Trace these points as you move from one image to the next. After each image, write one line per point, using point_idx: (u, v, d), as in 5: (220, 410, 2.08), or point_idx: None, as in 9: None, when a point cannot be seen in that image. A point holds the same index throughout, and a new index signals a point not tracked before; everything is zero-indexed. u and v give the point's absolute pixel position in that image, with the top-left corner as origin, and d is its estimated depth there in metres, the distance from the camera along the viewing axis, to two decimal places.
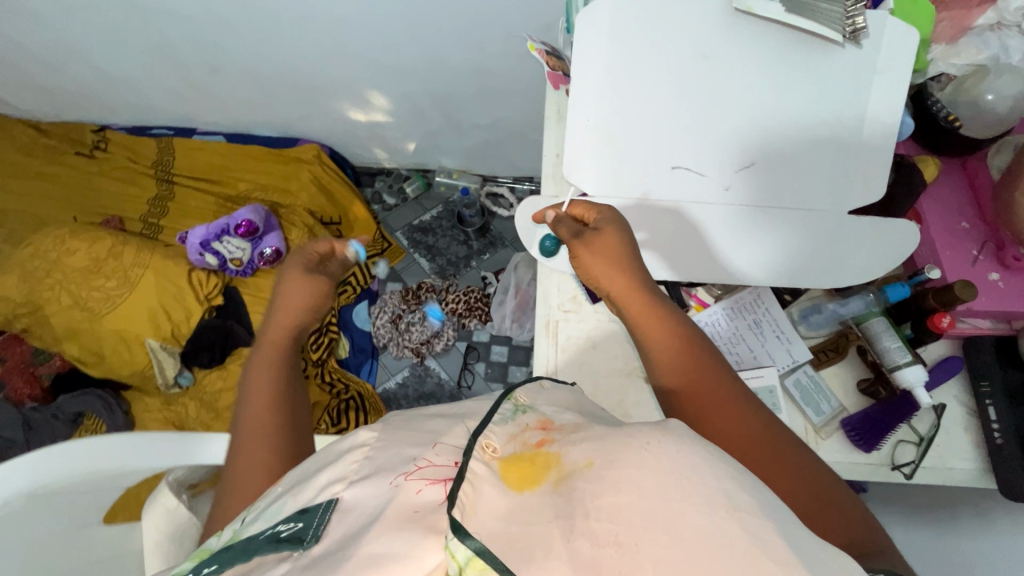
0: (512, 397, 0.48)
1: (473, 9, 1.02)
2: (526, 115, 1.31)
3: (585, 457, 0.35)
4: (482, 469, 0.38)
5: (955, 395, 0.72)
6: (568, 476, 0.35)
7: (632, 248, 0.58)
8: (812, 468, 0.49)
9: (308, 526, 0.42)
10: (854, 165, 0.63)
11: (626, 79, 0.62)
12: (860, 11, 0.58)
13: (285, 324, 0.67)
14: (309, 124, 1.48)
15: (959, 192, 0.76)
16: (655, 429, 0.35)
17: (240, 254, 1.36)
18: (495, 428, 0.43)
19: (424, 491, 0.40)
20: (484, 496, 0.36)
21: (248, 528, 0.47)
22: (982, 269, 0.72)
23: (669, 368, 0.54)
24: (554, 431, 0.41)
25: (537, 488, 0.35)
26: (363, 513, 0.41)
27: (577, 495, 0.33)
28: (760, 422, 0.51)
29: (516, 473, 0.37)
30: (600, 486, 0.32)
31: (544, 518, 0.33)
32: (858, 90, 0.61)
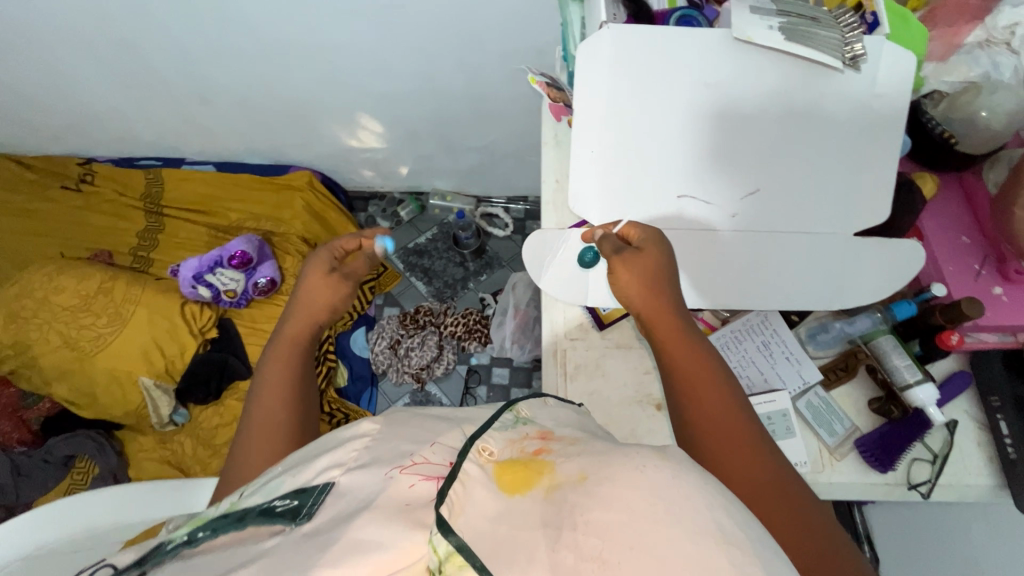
0: (512, 409, 0.44)
1: (467, 35, 1.02)
2: (519, 137, 1.31)
3: (579, 471, 0.32)
4: (476, 470, 0.35)
5: (966, 411, 0.72)
6: (558, 486, 0.31)
7: (667, 268, 0.57)
8: (822, 524, 0.44)
9: (304, 504, 0.38)
10: (857, 187, 0.63)
11: (630, 110, 0.62)
12: (858, 38, 0.59)
13: (306, 321, 0.66)
14: (301, 151, 1.47)
15: (958, 208, 0.77)
16: (653, 453, 0.32)
17: (234, 285, 1.34)
18: (494, 433, 0.39)
19: (418, 485, 0.36)
20: (474, 497, 0.33)
21: (244, 499, 0.41)
22: (985, 284, 0.72)
23: (692, 399, 0.51)
24: (553, 442, 0.38)
25: (530, 492, 0.32)
26: (357, 499, 0.37)
27: (567, 506, 0.29)
28: (779, 472, 0.46)
29: (509, 476, 0.33)
30: (590, 501, 0.29)
31: (529, 525, 0.29)
32: (857, 113, 0.61)
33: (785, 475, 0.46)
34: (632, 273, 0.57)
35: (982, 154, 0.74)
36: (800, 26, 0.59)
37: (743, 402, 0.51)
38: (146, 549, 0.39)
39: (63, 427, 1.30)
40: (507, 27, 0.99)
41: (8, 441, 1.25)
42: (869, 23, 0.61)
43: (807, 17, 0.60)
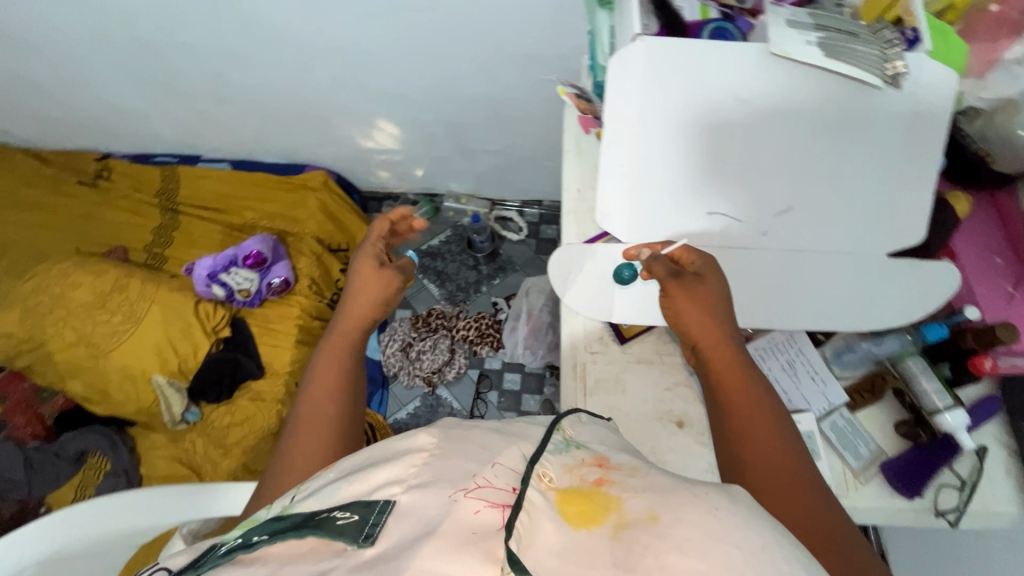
0: (559, 428, 0.43)
1: (487, 41, 1.01)
2: (536, 141, 1.30)
3: (649, 510, 0.32)
4: (540, 499, 0.34)
5: (996, 437, 0.70)
6: (628, 524, 0.32)
7: (725, 301, 0.57)
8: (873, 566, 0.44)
9: (366, 520, 0.35)
10: (893, 207, 0.62)
11: (664, 123, 0.61)
12: (899, 54, 0.57)
13: (359, 314, 0.63)
14: (317, 151, 1.47)
15: (990, 228, 0.75)
16: (722, 495, 0.33)
17: (248, 285, 1.34)
18: (550, 456, 0.38)
19: (483, 513, 0.33)
20: (540, 530, 0.32)
21: (297, 504, 0.40)
22: (1020, 306, 0.69)
23: (746, 436, 0.50)
24: (613, 471, 0.37)
25: (597, 528, 0.32)
26: (420, 522, 0.34)
27: (639, 548, 0.30)
28: (835, 519, 0.45)
29: (574, 507, 0.33)
30: (664, 545, 0.29)
31: (600, 565, 0.29)
32: (895, 131, 0.59)
33: (841, 523, 0.45)
34: (688, 302, 0.56)
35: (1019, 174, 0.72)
36: (838, 41, 0.58)
37: (797, 439, 0.50)
38: (204, 553, 0.38)
39: (75, 422, 1.31)
40: (529, 34, 0.98)
41: (20, 436, 1.25)
42: (910, 38, 0.59)
43: (846, 32, 0.58)
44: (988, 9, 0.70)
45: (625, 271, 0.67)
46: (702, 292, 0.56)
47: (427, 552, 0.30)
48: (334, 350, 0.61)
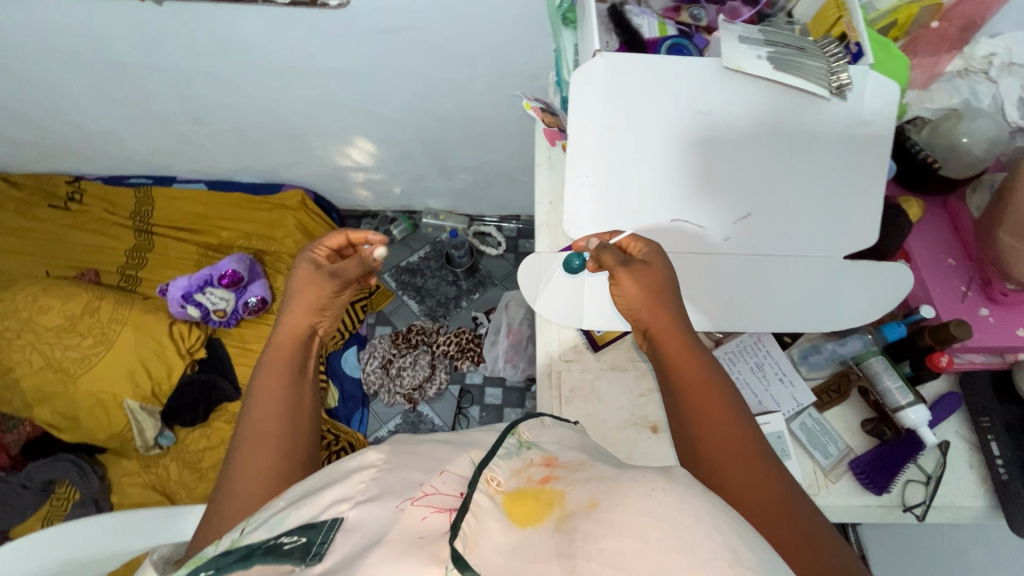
0: (514, 432, 0.43)
1: (461, 60, 1.04)
2: (512, 158, 1.33)
3: (590, 498, 0.34)
4: (487, 502, 0.35)
5: (957, 432, 0.72)
6: (570, 515, 0.33)
7: (672, 287, 0.59)
8: (825, 530, 0.46)
9: (314, 541, 0.36)
10: (847, 211, 0.64)
11: (624, 135, 0.63)
12: (844, 67, 0.60)
13: (303, 320, 0.64)
14: (294, 171, 1.48)
15: (942, 231, 0.78)
16: (660, 476, 0.35)
17: (223, 305, 1.33)
18: (500, 461, 0.39)
19: (429, 518, 0.34)
20: (487, 531, 0.33)
21: (246, 535, 0.39)
22: (971, 305, 0.73)
23: (696, 414, 0.53)
24: (559, 467, 0.38)
25: (541, 525, 0.33)
26: (366, 535, 0.35)
27: (579, 536, 0.31)
28: (781, 490, 0.47)
29: (521, 509, 0.34)
30: (603, 529, 0.31)
31: (545, 557, 0.30)
32: (843, 140, 0.63)
33: (789, 493, 0.48)
34: (639, 290, 0.58)
35: (965, 178, 0.76)
36: (788, 55, 0.61)
37: (745, 414, 0.52)
38: None
39: (42, 451, 1.27)
40: (501, 53, 1.01)
41: None
42: (854, 53, 0.62)
43: (795, 46, 0.62)
44: (929, 26, 0.74)
45: (575, 262, 0.69)
46: (650, 278, 0.58)
47: (371, 560, 0.31)
48: (277, 362, 0.61)
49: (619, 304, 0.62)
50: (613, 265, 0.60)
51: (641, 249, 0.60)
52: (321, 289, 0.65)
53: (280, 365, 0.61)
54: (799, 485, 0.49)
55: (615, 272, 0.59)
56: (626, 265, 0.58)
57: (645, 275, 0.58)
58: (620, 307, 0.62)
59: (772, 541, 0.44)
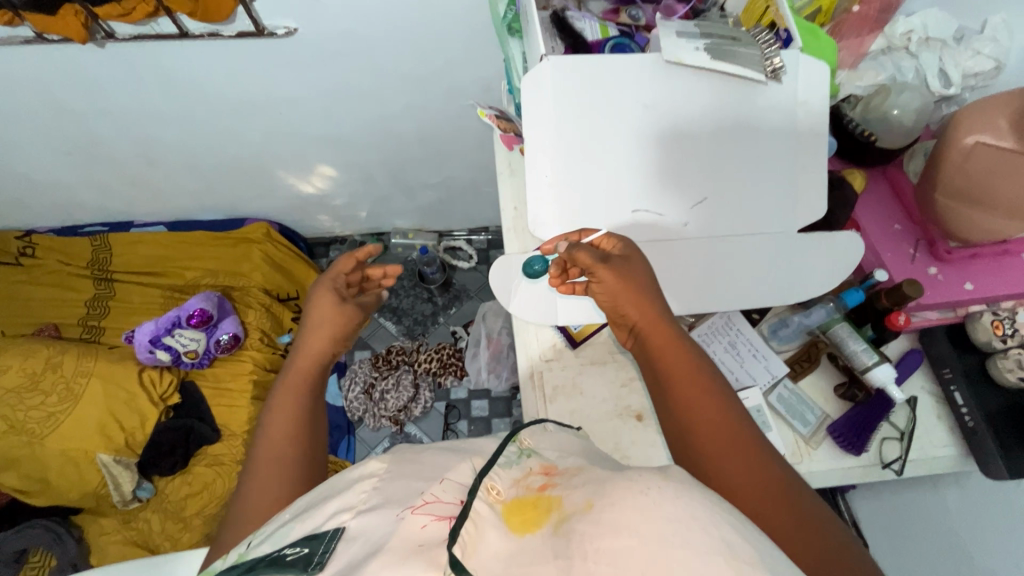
0: (516, 439, 0.43)
1: (414, 78, 1.05)
2: (474, 170, 1.34)
3: (586, 500, 0.33)
4: (485, 509, 0.34)
5: (923, 387, 0.75)
6: (568, 517, 0.32)
7: (651, 282, 0.60)
8: (815, 512, 0.48)
9: (315, 551, 0.35)
10: (796, 187, 0.68)
11: (577, 135, 0.65)
12: (776, 52, 0.64)
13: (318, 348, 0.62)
14: (257, 204, 1.46)
15: (887, 199, 0.83)
16: (655, 476, 0.34)
17: (195, 346, 1.29)
18: (499, 469, 0.39)
19: (429, 526, 0.34)
20: (486, 537, 0.32)
21: (252, 549, 0.39)
22: (921, 265, 0.77)
23: (684, 404, 0.54)
24: (557, 475, 0.38)
25: (539, 530, 0.32)
26: (367, 543, 0.34)
27: (576, 538, 0.30)
28: (773, 474, 0.49)
29: (519, 517, 0.33)
30: (599, 529, 0.30)
31: (543, 560, 0.29)
32: (785, 121, 0.66)
33: (775, 473, 0.49)
34: (618, 288, 0.58)
35: (900, 147, 0.81)
36: (723, 45, 0.64)
37: (733, 402, 0.54)
38: None
39: (11, 520, 1.20)
40: (453, 68, 1.03)
41: None
42: (784, 39, 0.66)
43: (729, 37, 0.65)
44: (850, 10, 0.80)
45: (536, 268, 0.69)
46: (629, 272, 0.59)
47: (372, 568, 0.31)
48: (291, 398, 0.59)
49: (600, 300, 0.62)
50: (589, 263, 0.60)
51: (615, 246, 0.62)
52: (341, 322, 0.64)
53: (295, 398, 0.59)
54: (792, 468, 0.51)
55: (593, 268, 0.59)
56: (606, 261, 0.59)
57: (624, 269, 0.59)
58: (601, 302, 0.62)
59: (769, 529, 0.45)
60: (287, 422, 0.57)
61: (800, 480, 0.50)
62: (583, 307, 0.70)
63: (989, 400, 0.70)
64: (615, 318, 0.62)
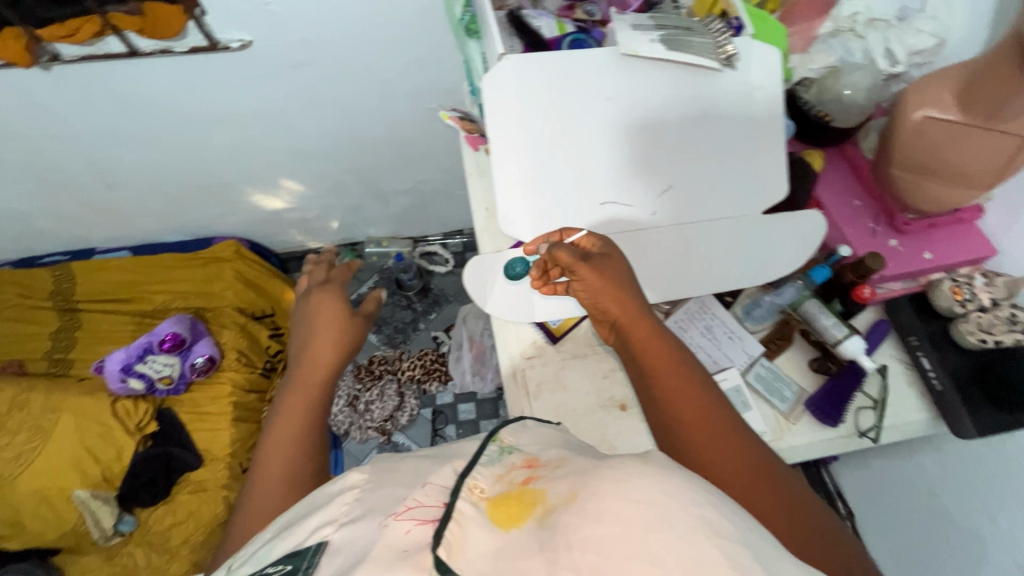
0: (496, 439, 0.43)
1: (376, 85, 1.05)
2: (444, 174, 1.34)
3: (569, 491, 0.33)
4: (469, 509, 0.34)
5: (892, 355, 0.78)
6: (551, 510, 0.32)
7: (630, 277, 0.61)
8: (797, 493, 0.49)
9: (298, 566, 0.34)
10: (758, 170, 0.69)
11: (540, 131, 0.65)
12: (728, 40, 0.66)
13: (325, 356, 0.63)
14: (224, 222, 1.43)
15: (845, 177, 0.86)
16: (636, 462, 0.34)
17: (169, 371, 1.26)
18: (482, 468, 0.39)
19: (413, 530, 0.34)
20: (471, 535, 0.32)
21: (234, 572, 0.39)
22: (881, 239, 0.80)
23: (667, 396, 0.55)
24: (541, 468, 0.38)
25: (524, 523, 0.32)
26: (351, 555, 0.34)
27: (561, 529, 0.30)
28: (756, 459, 0.51)
29: (504, 512, 0.34)
30: (582, 519, 0.30)
31: (529, 554, 0.29)
32: (742, 106, 0.67)
33: (757, 460, 0.51)
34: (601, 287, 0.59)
35: (855, 125, 0.83)
36: (678, 35, 0.66)
37: (713, 390, 0.55)
38: None
39: None
40: (415, 73, 1.03)
41: None
42: (735, 26, 0.68)
43: (683, 27, 0.67)
44: None
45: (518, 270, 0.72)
46: (610, 270, 0.60)
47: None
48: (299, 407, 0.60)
49: (581, 297, 0.63)
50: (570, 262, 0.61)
51: (594, 244, 0.62)
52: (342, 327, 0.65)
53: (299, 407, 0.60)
54: (773, 451, 0.53)
55: (574, 267, 0.60)
56: (586, 259, 0.59)
57: (606, 266, 0.60)
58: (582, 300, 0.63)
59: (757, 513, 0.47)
60: (292, 430, 0.58)
61: (781, 463, 0.52)
62: (563, 303, 0.70)
63: (954, 362, 0.73)
64: (596, 315, 0.63)
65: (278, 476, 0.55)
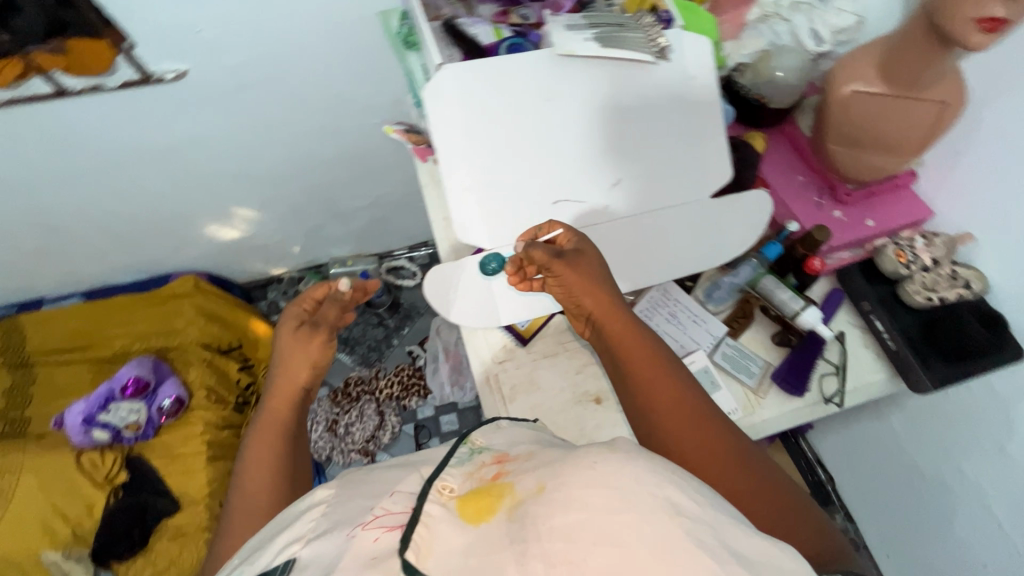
0: (467, 441, 0.44)
1: (322, 104, 1.04)
2: (402, 187, 1.33)
3: (537, 482, 0.34)
4: (438, 510, 0.34)
5: (848, 320, 0.81)
6: (520, 502, 0.33)
7: (606, 273, 0.61)
8: (775, 479, 0.51)
9: None
10: (701, 156, 0.71)
11: (486, 136, 0.66)
12: (659, 33, 0.68)
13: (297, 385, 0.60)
14: (179, 257, 1.39)
15: (788, 154, 0.89)
16: (603, 449, 0.34)
17: (135, 417, 1.22)
18: (451, 469, 0.39)
19: (382, 538, 0.34)
20: (440, 534, 0.32)
21: None
22: (826, 211, 0.83)
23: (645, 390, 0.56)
24: (510, 462, 0.39)
25: (494, 517, 0.32)
26: (318, 570, 0.33)
27: (529, 518, 0.31)
28: (736, 447, 0.52)
29: (473, 506, 0.34)
30: (550, 508, 0.30)
31: (499, 546, 0.30)
32: (680, 95, 0.69)
33: (733, 453, 0.51)
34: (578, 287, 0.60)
35: (791, 105, 0.86)
36: (612, 33, 0.67)
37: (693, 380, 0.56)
38: None
39: None
40: (361, 89, 1.02)
41: None
42: (666, 19, 0.70)
43: (615, 24, 0.68)
44: None
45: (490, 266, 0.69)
46: (587, 265, 0.61)
47: None
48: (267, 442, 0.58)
49: (558, 293, 0.64)
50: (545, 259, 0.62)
51: (569, 240, 0.63)
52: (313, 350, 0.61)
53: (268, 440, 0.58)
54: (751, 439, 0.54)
55: (549, 264, 0.61)
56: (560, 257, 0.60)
57: (582, 262, 0.61)
58: (559, 294, 0.63)
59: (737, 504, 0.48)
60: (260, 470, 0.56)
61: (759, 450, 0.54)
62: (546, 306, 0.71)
63: (905, 321, 0.76)
64: (573, 309, 0.64)
65: (250, 508, 0.54)
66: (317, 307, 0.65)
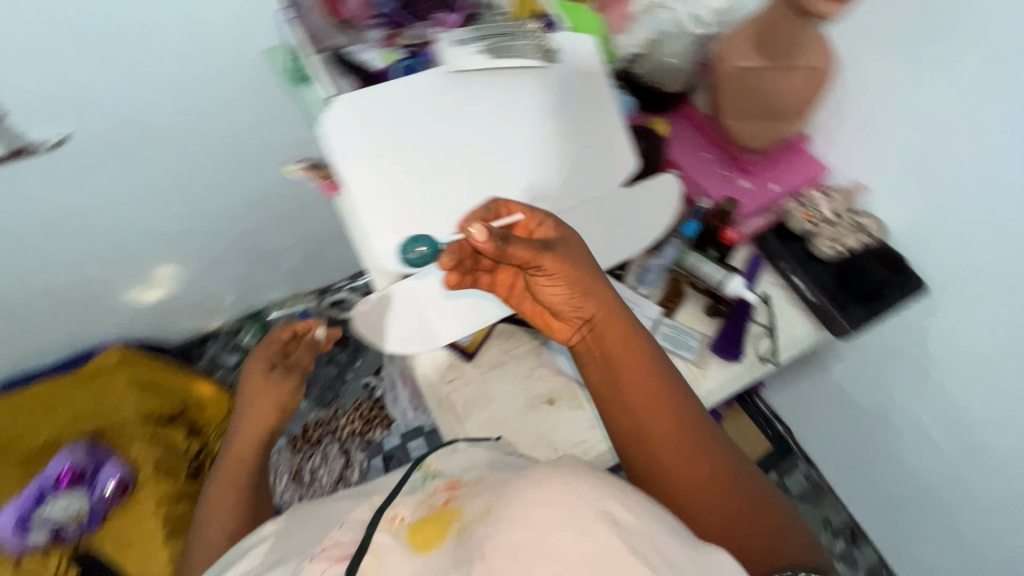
0: (422, 468, 0.49)
1: (225, 147, 1.00)
2: (328, 219, 1.30)
3: (484, 505, 0.35)
4: (388, 539, 0.37)
5: (771, 283, 0.85)
6: (467, 524, 0.34)
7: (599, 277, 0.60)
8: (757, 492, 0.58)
9: None
10: (608, 148, 0.74)
11: (392, 160, 0.65)
12: (544, 37, 0.71)
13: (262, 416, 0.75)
14: (98, 330, 1.28)
15: (693, 135, 0.91)
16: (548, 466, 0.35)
17: (75, 509, 1.14)
18: (406, 498, 0.43)
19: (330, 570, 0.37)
20: (391, 564, 0.35)
21: None
22: (733, 182, 0.86)
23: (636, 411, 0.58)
24: (461, 486, 0.42)
25: (442, 545, 0.34)
26: None
27: (473, 541, 0.32)
28: (721, 467, 0.57)
29: (421, 536, 0.36)
30: (494, 530, 0.32)
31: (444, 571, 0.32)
32: (574, 95, 0.72)
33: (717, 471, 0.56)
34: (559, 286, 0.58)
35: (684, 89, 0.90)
36: (500, 43, 0.70)
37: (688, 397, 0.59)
38: None
39: None
40: (262, 126, 0.99)
41: None
42: (548, 23, 0.75)
43: (503, 34, 0.71)
44: None
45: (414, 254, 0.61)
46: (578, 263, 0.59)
47: None
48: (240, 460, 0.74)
49: (546, 295, 0.60)
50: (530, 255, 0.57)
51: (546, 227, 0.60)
52: (275, 391, 0.76)
53: (240, 461, 0.73)
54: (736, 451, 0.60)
55: (537, 259, 0.56)
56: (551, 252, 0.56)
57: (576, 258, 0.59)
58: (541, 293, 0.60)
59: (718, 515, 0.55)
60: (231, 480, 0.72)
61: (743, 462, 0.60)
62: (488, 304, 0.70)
63: (817, 275, 0.81)
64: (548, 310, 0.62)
65: (217, 511, 0.70)
66: (283, 350, 0.79)
